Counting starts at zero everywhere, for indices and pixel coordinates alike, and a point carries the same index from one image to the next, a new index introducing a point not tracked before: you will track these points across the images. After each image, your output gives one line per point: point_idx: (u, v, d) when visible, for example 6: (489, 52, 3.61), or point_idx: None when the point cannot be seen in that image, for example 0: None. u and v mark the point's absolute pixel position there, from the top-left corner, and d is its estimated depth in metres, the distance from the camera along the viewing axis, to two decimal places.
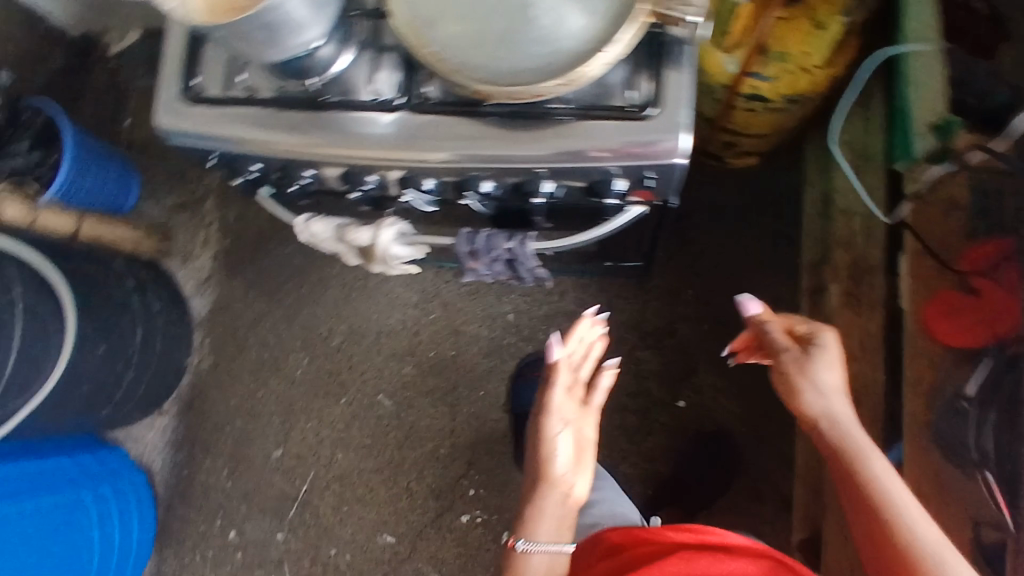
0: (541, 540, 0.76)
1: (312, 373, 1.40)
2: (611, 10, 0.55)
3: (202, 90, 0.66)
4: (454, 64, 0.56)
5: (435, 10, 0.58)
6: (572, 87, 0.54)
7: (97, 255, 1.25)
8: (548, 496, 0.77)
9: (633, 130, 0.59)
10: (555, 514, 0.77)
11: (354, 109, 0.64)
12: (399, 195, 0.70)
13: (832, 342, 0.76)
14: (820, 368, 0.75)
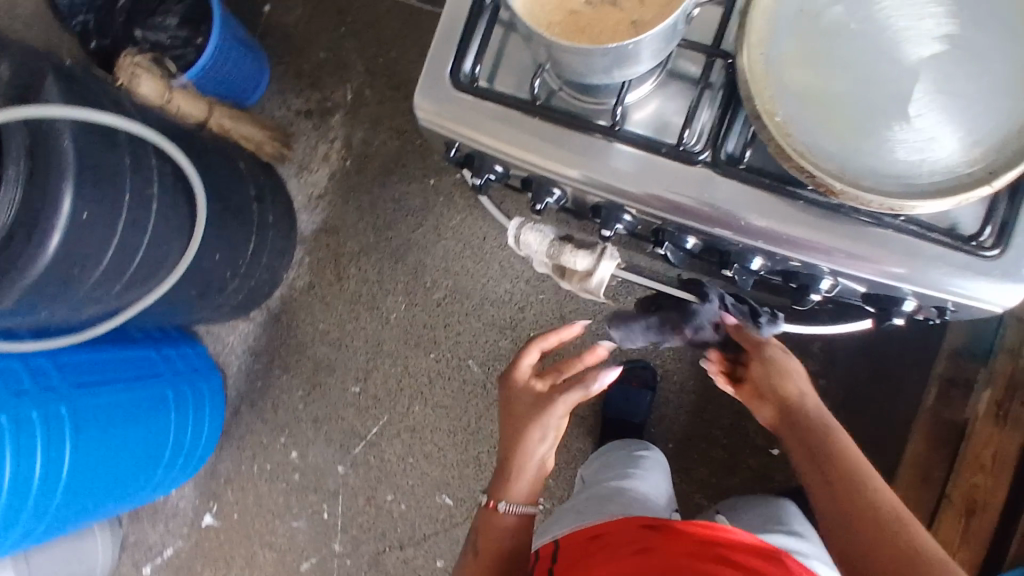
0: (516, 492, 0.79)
1: (406, 321, 1.36)
2: (1009, 139, 0.47)
3: (475, 79, 0.59)
4: (802, 146, 0.49)
5: (792, 75, 0.49)
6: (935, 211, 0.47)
7: (224, 154, 1.19)
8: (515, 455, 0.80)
9: (966, 267, 0.52)
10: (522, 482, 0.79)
11: (644, 148, 0.56)
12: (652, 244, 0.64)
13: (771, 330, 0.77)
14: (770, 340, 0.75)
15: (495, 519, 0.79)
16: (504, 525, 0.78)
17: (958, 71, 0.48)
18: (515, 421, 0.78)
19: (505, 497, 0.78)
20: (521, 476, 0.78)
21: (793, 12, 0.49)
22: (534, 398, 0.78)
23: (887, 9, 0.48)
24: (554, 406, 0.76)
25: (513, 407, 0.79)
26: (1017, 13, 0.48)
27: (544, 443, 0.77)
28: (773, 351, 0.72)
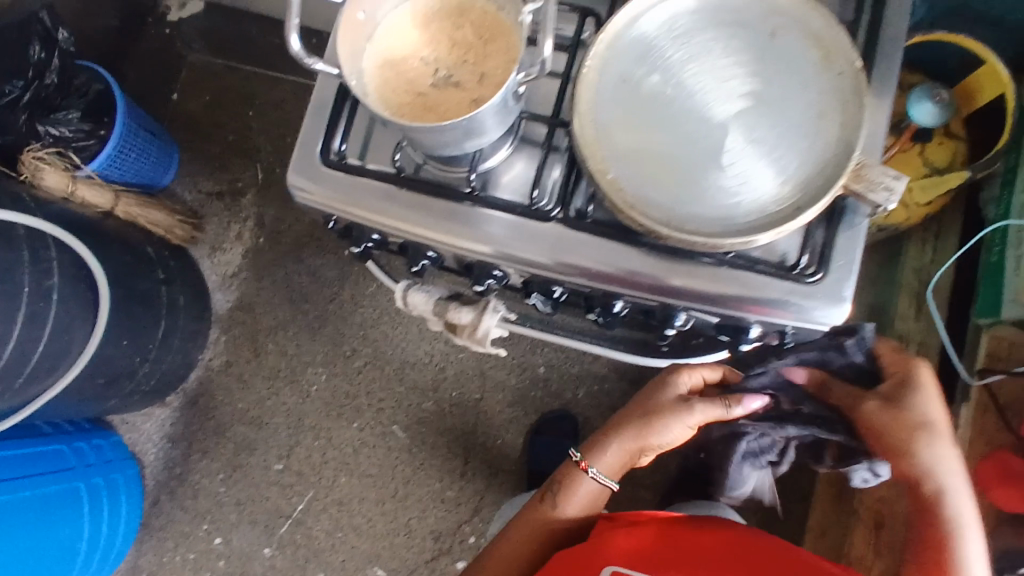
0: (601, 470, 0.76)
1: (327, 392, 1.36)
2: (812, 178, 0.53)
3: (344, 156, 0.63)
4: (633, 201, 0.54)
5: (619, 140, 0.55)
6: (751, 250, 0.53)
7: (131, 240, 1.19)
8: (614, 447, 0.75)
9: (794, 292, 0.58)
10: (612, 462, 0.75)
11: (500, 209, 0.61)
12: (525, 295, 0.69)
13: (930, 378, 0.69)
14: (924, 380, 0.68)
15: (579, 480, 0.76)
16: (584, 489, 0.76)
17: (762, 123, 0.54)
18: (637, 416, 0.74)
19: (597, 464, 0.75)
20: (621, 449, 0.75)
21: (616, 85, 0.55)
22: (677, 401, 0.72)
23: (695, 76, 0.55)
24: (693, 413, 0.70)
25: (661, 395, 0.73)
26: (806, 70, 0.54)
27: (670, 438, 0.72)
28: (871, 412, 0.67)
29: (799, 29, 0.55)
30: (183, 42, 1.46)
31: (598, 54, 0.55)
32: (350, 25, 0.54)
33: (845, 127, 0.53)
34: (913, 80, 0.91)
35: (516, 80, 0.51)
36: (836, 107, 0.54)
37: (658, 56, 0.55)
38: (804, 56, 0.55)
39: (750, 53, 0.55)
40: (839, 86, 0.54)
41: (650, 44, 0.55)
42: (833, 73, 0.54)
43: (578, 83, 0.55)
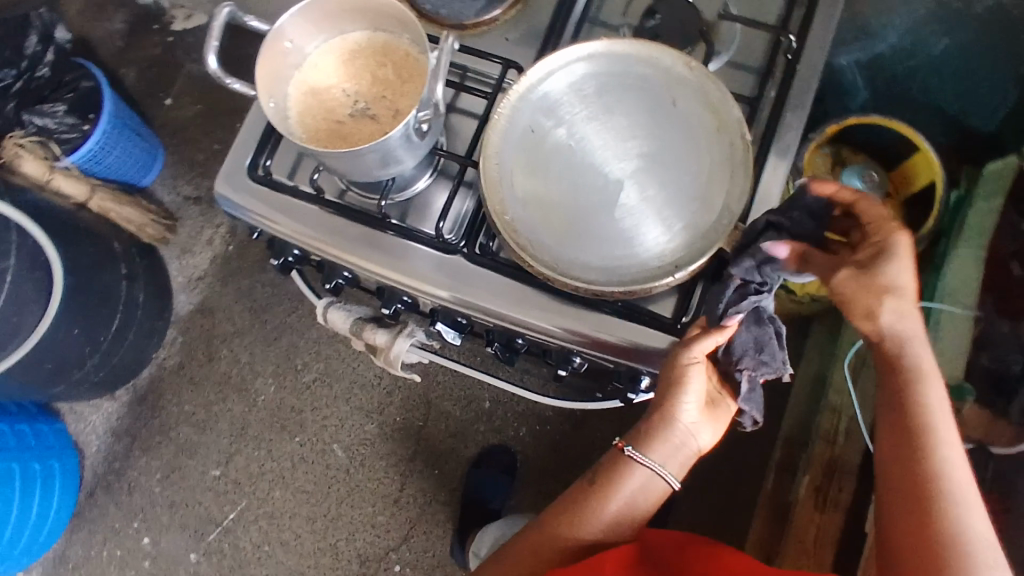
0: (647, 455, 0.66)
1: (274, 403, 1.37)
2: (692, 239, 0.57)
3: (269, 172, 0.66)
4: (528, 243, 0.58)
5: (520, 185, 0.59)
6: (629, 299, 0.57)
7: (100, 232, 1.22)
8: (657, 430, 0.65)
9: (676, 344, 0.61)
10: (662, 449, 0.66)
11: (410, 238, 0.64)
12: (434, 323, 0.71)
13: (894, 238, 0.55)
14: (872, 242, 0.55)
15: (621, 472, 0.67)
16: (629, 481, 0.66)
17: (653, 184, 0.58)
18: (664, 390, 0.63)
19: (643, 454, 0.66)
20: (664, 433, 0.65)
21: (523, 135, 0.59)
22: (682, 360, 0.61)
23: (596, 135, 0.59)
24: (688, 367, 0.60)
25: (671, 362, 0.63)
26: (698, 140, 0.59)
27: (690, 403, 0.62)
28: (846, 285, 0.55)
29: (696, 101, 0.59)
30: (182, 50, 1.52)
31: (508, 105, 0.59)
32: (274, 53, 0.58)
33: (730, 195, 0.57)
34: (854, 157, 0.97)
35: (417, 118, 0.54)
36: (721, 176, 0.58)
37: (565, 113, 0.60)
38: (698, 126, 0.59)
39: (648, 120, 0.59)
40: (728, 156, 0.58)
41: (559, 102, 0.60)
42: (723, 143, 0.58)
43: (487, 130, 0.59)
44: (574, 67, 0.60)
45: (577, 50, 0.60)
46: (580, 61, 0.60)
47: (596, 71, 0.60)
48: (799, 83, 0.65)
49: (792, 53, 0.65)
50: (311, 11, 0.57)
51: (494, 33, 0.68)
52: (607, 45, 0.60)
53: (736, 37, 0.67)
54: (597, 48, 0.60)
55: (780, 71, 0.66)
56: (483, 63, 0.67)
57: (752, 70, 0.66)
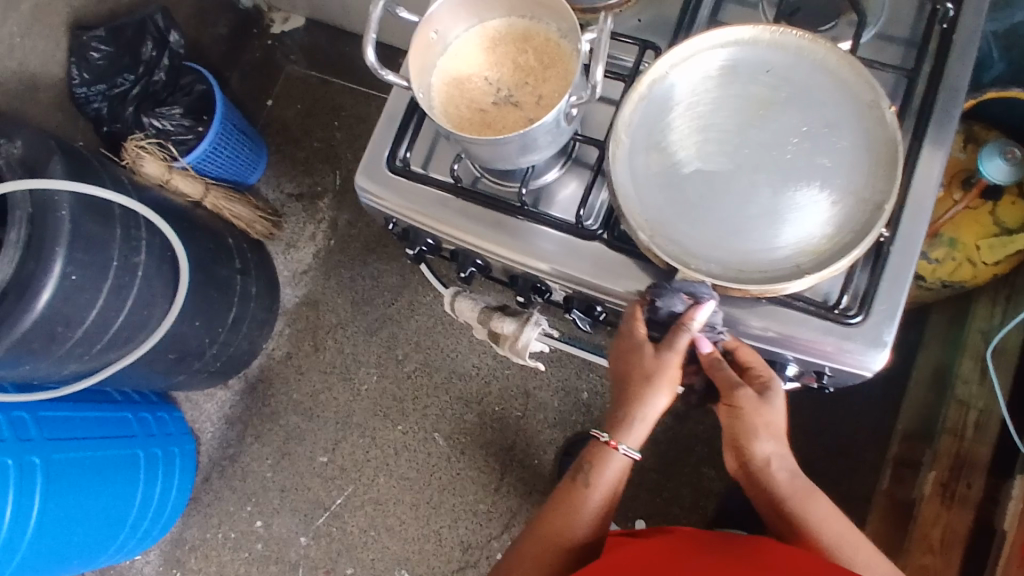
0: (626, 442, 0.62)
1: (377, 392, 1.41)
2: (736, 261, 0.57)
3: (407, 163, 0.68)
4: (635, 203, 0.58)
5: (649, 154, 0.59)
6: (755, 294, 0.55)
7: (215, 229, 1.27)
8: (639, 417, 0.61)
9: (832, 331, 0.58)
10: (639, 433, 0.62)
11: (547, 224, 0.64)
12: (566, 311, 0.71)
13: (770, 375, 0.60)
14: (759, 372, 0.60)
15: (602, 464, 0.63)
16: (614, 466, 0.63)
17: (780, 188, 0.57)
18: (633, 378, 0.60)
19: (627, 439, 0.62)
20: (644, 421, 0.62)
21: (670, 103, 0.60)
22: (650, 352, 0.59)
23: (742, 118, 0.59)
24: (670, 355, 0.58)
25: (635, 355, 0.60)
26: (832, 195, 0.57)
27: (661, 393, 0.60)
28: (739, 404, 0.59)
29: (869, 159, 0.57)
30: (282, 54, 1.57)
31: (721, 52, 0.60)
32: (422, 43, 0.59)
33: (867, 207, 0.55)
34: (987, 134, 0.93)
35: (569, 103, 0.54)
36: (856, 193, 0.56)
37: (752, 87, 0.59)
38: (835, 185, 0.57)
39: (802, 143, 0.58)
40: (864, 182, 0.56)
41: (756, 75, 0.60)
42: (862, 169, 0.57)
43: (635, 85, 0.59)
44: (807, 57, 0.59)
45: (748, 32, 0.59)
46: (817, 56, 0.59)
47: (815, 73, 0.59)
48: (955, 52, 0.62)
49: (947, 22, 0.63)
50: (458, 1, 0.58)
51: (625, 16, 0.68)
52: (856, 67, 0.58)
53: (884, 6, 0.65)
54: (785, 38, 0.59)
55: (935, 41, 0.64)
56: (615, 45, 0.67)
57: (900, 41, 0.64)
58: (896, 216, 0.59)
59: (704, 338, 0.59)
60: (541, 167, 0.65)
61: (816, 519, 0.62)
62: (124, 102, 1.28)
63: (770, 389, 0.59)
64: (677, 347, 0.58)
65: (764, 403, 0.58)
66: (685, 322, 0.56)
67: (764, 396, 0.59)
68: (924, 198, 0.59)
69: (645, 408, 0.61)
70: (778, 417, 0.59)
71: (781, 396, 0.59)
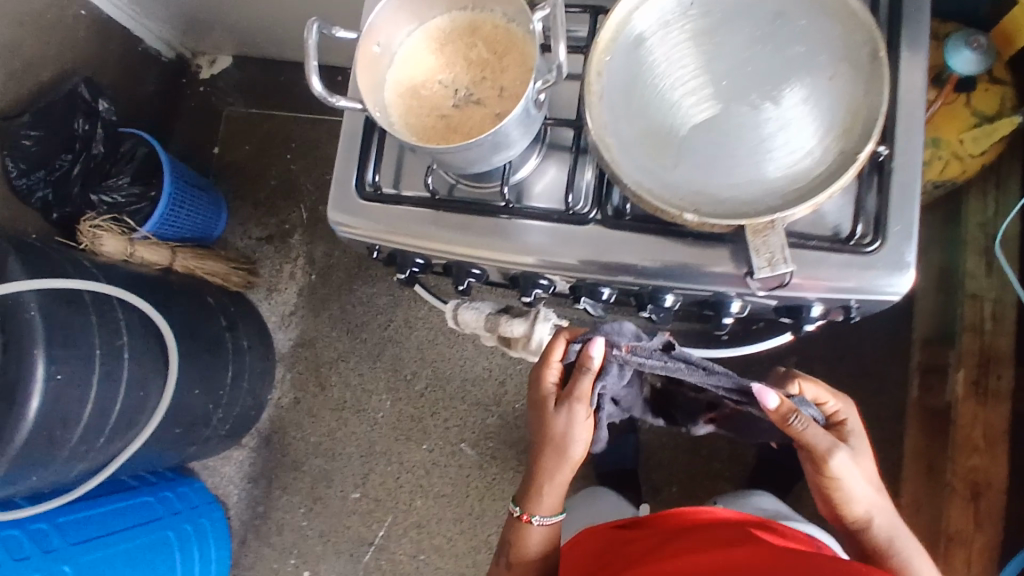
0: (543, 513, 0.75)
1: (393, 416, 1.38)
2: (770, 189, 0.53)
3: (379, 186, 0.65)
4: (628, 165, 0.55)
5: (628, 112, 0.56)
6: (772, 243, 0.52)
7: (192, 292, 1.23)
8: (552, 475, 0.72)
9: (852, 264, 0.55)
10: (553, 495, 0.74)
11: (534, 217, 0.61)
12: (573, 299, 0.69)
13: (852, 417, 0.73)
14: (846, 417, 0.73)
15: (523, 532, 0.77)
16: (537, 534, 0.77)
17: (771, 113, 0.54)
18: (544, 450, 0.71)
19: (539, 510, 0.75)
20: (552, 488, 0.73)
21: (636, 54, 0.56)
22: (549, 408, 0.69)
23: (713, 50, 0.55)
24: (573, 406, 0.67)
25: (541, 416, 0.70)
26: (824, 113, 0.54)
27: (573, 448, 0.70)
28: (836, 461, 0.66)
29: (850, 74, 0.54)
30: (217, 97, 1.52)
31: None
32: (366, 58, 0.56)
33: (864, 119, 0.52)
34: (948, 26, 0.91)
35: (535, 90, 0.51)
36: (847, 104, 0.53)
37: (690, 17, 0.56)
38: (824, 83, 0.54)
39: (771, 51, 0.55)
40: (853, 93, 0.53)
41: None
42: (848, 77, 0.54)
43: (594, 44, 0.55)
44: None
45: None
46: None
47: None
48: None
49: None
50: (395, 4, 0.55)
51: None
52: None
53: None
54: None
55: None
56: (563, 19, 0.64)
57: None
58: (890, 131, 0.57)
59: (768, 394, 0.62)
60: (517, 160, 0.62)
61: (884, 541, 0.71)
62: (68, 182, 1.23)
63: (851, 439, 0.71)
64: (580, 393, 0.66)
65: (855, 453, 0.69)
66: (583, 365, 0.64)
67: (853, 447, 0.70)
68: (915, 108, 0.57)
69: (555, 466, 0.71)
70: (867, 463, 0.70)
71: (861, 442, 0.71)
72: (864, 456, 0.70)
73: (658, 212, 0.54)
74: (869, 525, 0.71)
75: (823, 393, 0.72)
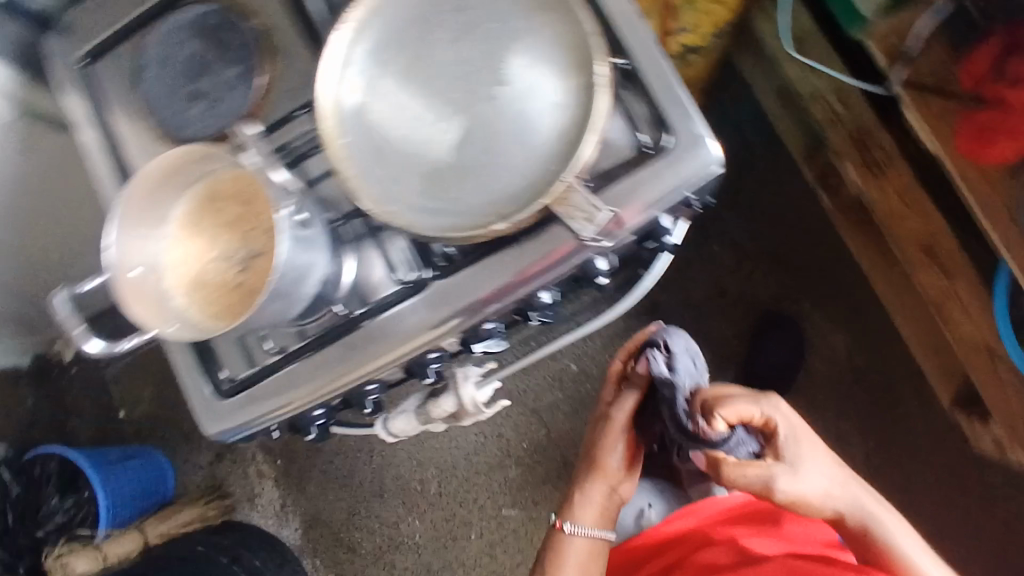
0: (582, 522, 0.78)
1: (430, 530, 1.34)
2: (548, 158, 0.53)
3: (233, 376, 0.64)
4: (419, 220, 0.54)
5: (391, 173, 0.55)
6: None
7: (177, 554, 1.16)
8: (594, 486, 0.79)
9: (661, 168, 0.55)
10: (592, 502, 0.79)
11: (379, 311, 0.60)
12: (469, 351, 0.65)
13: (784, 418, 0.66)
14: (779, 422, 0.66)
15: (561, 541, 0.78)
16: (573, 546, 0.78)
17: (509, 93, 0.54)
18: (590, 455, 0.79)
19: (574, 517, 0.78)
20: (590, 498, 0.79)
21: (365, 121, 0.55)
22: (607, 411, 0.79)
23: (426, 73, 0.55)
24: (627, 398, 0.77)
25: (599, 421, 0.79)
26: (551, 63, 0.53)
27: (613, 453, 0.78)
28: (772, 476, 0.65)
29: (551, 18, 0.54)
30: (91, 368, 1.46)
31: (357, 46, 0.55)
32: (135, 291, 0.54)
33: (584, 48, 0.53)
34: None
35: (286, 214, 0.50)
36: (563, 45, 0.53)
37: (389, 58, 0.55)
38: (534, 36, 0.54)
39: (476, 40, 0.55)
40: (563, 32, 0.53)
41: (385, 41, 0.56)
42: (551, 21, 0.54)
43: (322, 136, 0.54)
44: None
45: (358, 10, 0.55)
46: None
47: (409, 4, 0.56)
48: None
49: None
50: (128, 232, 0.55)
51: (276, 96, 0.64)
52: None
53: None
54: None
55: None
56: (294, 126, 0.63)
57: None
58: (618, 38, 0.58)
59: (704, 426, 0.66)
60: (330, 270, 0.58)
61: (870, 528, 0.67)
62: None
63: (795, 446, 0.66)
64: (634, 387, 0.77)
65: (796, 462, 0.66)
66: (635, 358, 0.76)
67: (794, 455, 0.66)
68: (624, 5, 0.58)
69: (602, 466, 0.78)
70: (810, 452, 0.66)
71: (807, 442, 0.67)
72: (807, 454, 0.66)
73: (475, 238, 0.53)
74: (842, 514, 0.68)
75: (747, 409, 0.65)
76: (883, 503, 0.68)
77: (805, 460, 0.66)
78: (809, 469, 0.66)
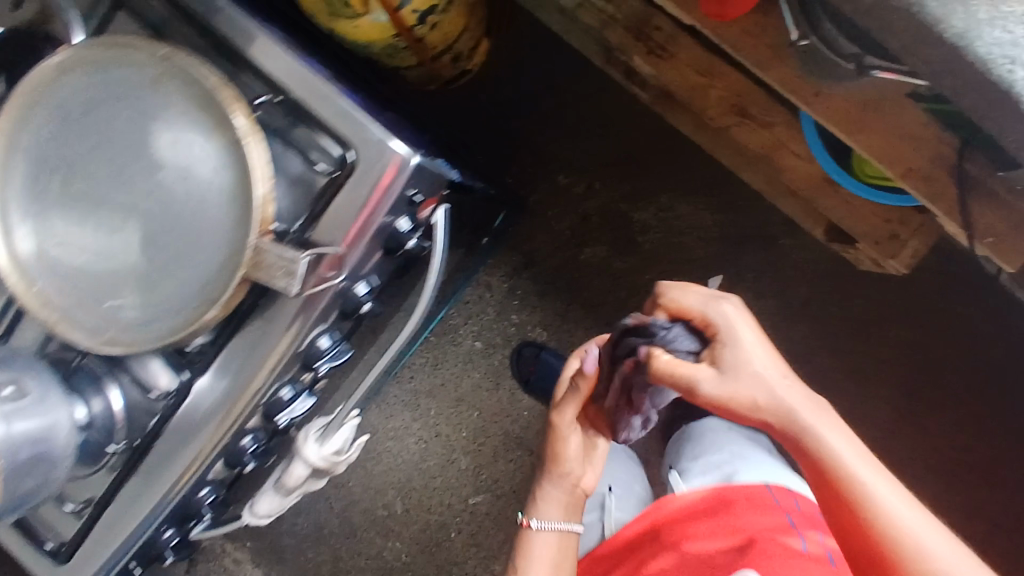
0: (547, 518, 0.88)
1: (413, 547, 1.33)
2: (222, 228, 0.52)
3: (64, 540, 0.66)
4: (141, 335, 0.55)
5: (100, 301, 0.56)
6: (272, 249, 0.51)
7: None
8: (554, 487, 0.89)
9: (357, 183, 0.54)
10: (557, 502, 0.89)
11: (158, 431, 0.61)
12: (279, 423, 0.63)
13: (733, 320, 0.67)
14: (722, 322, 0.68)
15: (530, 539, 0.87)
16: (541, 543, 0.87)
17: (163, 181, 0.53)
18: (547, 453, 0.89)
19: (540, 516, 0.88)
20: (553, 491, 0.89)
21: (55, 263, 0.56)
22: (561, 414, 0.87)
23: (86, 194, 0.55)
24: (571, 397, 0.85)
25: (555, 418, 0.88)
26: (188, 135, 0.52)
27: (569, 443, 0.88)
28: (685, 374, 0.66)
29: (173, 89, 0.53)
30: None
31: (18, 196, 0.56)
32: None
33: (211, 109, 0.52)
34: None
35: None
36: (190, 113, 0.52)
37: (49, 194, 0.55)
38: (157, 120, 0.53)
39: (113, 143, 0.54)
40: (187, 100, 0.52)
41: (40, 179, 0.56)
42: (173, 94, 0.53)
43: (19, 299, 0.56)
44: (31, 128, 0.56)
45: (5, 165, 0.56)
46: (27, 137, 0.56)
47: (46, 135, 0.55)
48: None
49: None
50: None
51: None
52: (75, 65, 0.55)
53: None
54: (21, 130, 0.56)
55: None
56: None
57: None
58: (264, 75, 0.56)
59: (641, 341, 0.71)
60: (88, 416, 0.61)
61: (812, 441, 0.59)
62: None
63: (723, 350, 0.66)
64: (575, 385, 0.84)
65: (722, 372, 0.65)
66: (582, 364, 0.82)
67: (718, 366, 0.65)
68: (255, 39, 0.56)
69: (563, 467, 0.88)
70: (739, 359, 0.65)
71: (740, 347, 0.66)
72: (734, 361, 0.65)
73: (191, 333, 0.54)
74: (785, 425, 0.61)
75: (688, 305, 0.71)
76: (835, 419, 0.61)
77: (734, 367, 0.65)
78: (737, 377, 0.64)
